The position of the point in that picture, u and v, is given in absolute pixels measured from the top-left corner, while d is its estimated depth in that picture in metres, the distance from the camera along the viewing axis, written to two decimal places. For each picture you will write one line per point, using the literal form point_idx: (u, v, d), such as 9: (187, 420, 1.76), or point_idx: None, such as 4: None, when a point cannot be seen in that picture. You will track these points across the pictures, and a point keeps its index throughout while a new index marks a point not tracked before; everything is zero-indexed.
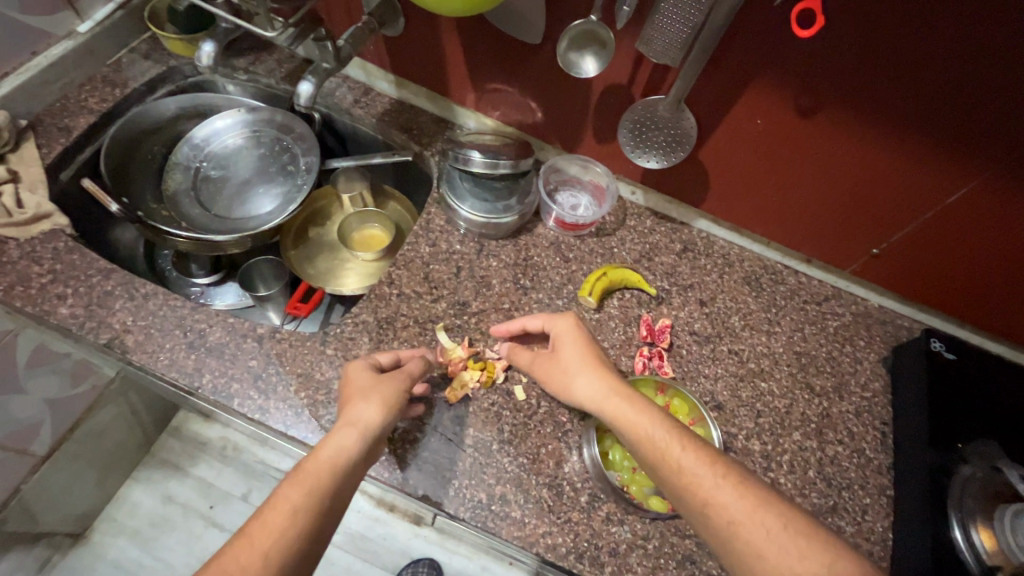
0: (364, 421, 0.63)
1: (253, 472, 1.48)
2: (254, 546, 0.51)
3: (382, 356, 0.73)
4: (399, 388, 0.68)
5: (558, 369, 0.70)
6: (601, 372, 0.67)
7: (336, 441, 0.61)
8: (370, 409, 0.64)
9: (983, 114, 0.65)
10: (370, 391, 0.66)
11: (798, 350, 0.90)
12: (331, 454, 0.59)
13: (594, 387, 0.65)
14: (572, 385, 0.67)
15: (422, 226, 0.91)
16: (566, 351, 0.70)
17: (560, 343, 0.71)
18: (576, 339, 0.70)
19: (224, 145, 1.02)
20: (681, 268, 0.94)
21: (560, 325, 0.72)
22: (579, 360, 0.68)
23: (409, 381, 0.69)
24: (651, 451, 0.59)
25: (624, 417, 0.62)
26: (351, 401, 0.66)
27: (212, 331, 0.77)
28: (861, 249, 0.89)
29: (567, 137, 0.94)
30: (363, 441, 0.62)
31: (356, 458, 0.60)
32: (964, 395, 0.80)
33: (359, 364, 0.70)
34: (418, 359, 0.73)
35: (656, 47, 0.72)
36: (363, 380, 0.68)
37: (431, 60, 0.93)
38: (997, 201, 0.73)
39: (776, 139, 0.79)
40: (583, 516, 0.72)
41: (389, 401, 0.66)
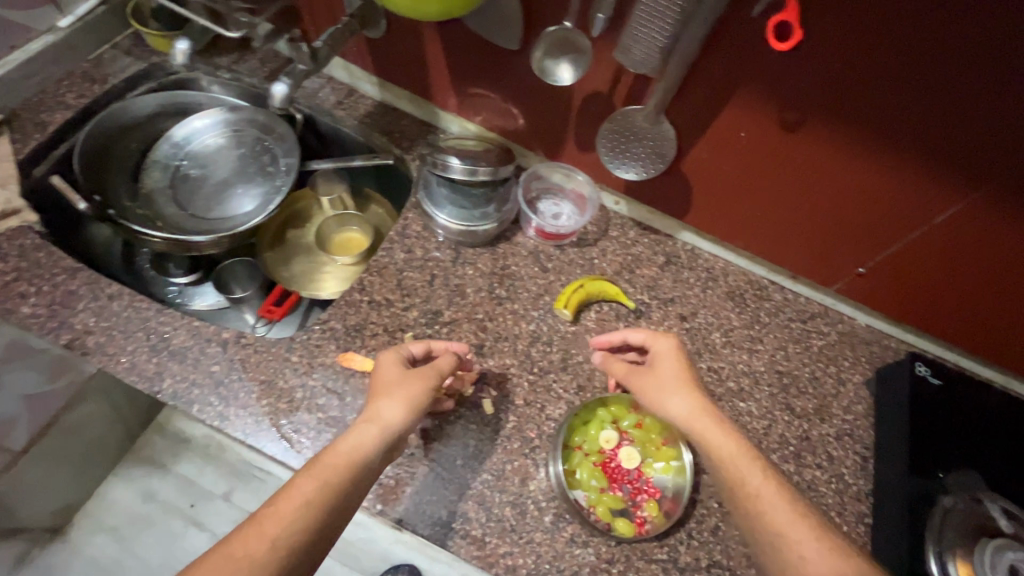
0: (388, 422, 0.62)
1: (236, 471, 1.47)
2: (263, 535, 0.51)
3: (413, 347, 0.72)
4: (427, 387, 0.66)
5: (655, 385, 0.67)
6: (699, 395, 0.65)
7: (355, 436, 0.60)
8: (393, 407, 0.63)
9: (973, 132, 0.62)
10: (394, 387, 0.65)
11: (780, 369, 0.88)
12: (347, 450, 0.59)
13: (689, 408, 0.64)
14: (669, 401, 0.65)
15: (398, 231, 0.90)
16: (667, 368, 0.68)
17: (661, 360, 0.69)
18: (676, 359, 0.68)
19: (205, 145, 1.01)
20: (662, 281, 0.92)
21: (661, 344, 0.71)
22: (678, 377, 0.66)
23: (437, 380, 0.67)
24: (732, 474, 0.58)
25: (710, 437, 0.61)
26: (377, 396, 0.65)
27: (176, 334, 0.75)
28: (846, 267, 0.86)
29: (549, 144, 0.92)
30: (382, 440, 0.61)
31: (373, 458, 0.60)
32: (947, 423, 0.78)
33: (392, 354, 0.70)
34: (450, 356, 0.71)
35: (634, 56, 0.70)
36: (392, 373, 0.67)
37: (413, 63, 0.92)
38: (991, 223, 0.70)
39: (760, 152, 0.76)
40: (547, 537, 0.70)
41: (414, 400, 0.64)
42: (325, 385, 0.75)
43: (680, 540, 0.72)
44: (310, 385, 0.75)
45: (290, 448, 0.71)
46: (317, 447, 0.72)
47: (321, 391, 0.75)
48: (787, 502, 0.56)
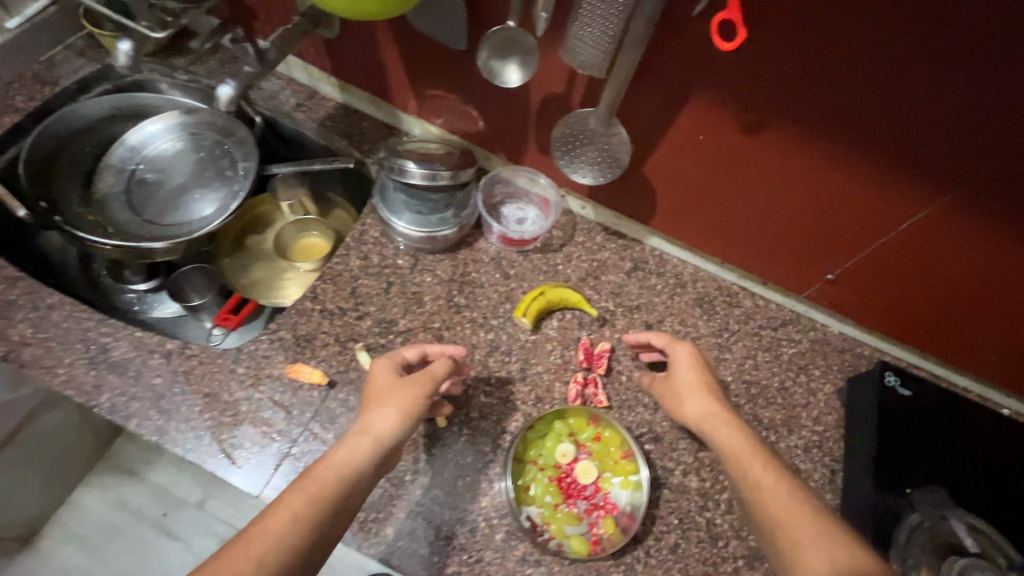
0: (384, 433, 0.59)
1: (209, 480, 1.43)
2: (248, 553, 0.48)
3: (408, 352, 0.70)
4: (421, 395, 0.63)
5: (672, 389, 0.71)
6: (711, 399, 0.67)
7: (347, 448, 0.57)
8: (387, 417, 0.60)
9: (937, 135, 0.59)
10: (386, 397, 0.62)
11: (748, 379, 0.85)
12: (338, 464, 0.56)
13: (707, 413, 0.66)
14: (684, 401, 0.69)
15: (355, 237, 0.87)
16: (682, 374, 0.71)
17: (676, 366, 0.72)
18: (695, 365, 0.71)
19: (162, 149, 0.98)
20: (628, 287, 0.89)
21: (679, 350, 0.73)
22: (693, 382, 0.69)
23: (432, 388, 0.64)
24: (751, 481, 0.58)
25: (732, 444, 0.62)
26: (371, 405, 0.62)
27: (116, 346, 0.72)
28: (816, 274, 0.84)
29: (511, 147, 0.89)
30: (376, 452, 0.58)
31: (364, 473, 0.57)
32: (916, 435, 0.75)
33: (385, 362, 0.67)
34: (445, 361, 0.67)
35: (581, 57, 0.66)
36: (385, 382, 0.64)
37: (370, 65, 0.89)
38: (960, 230, 0.67)
39: (722, 157, 0.73)
40: (497, 556, 0.68)
41: (408, 409, 0.61)
42: (271, 398, 0.73)
43: (637, 558, 0.70)
44: (255, 399, 0.72)
45: (231, 464, 0.69)
46: (261, 463, 0.69)
47: (267, 404, 0.72)
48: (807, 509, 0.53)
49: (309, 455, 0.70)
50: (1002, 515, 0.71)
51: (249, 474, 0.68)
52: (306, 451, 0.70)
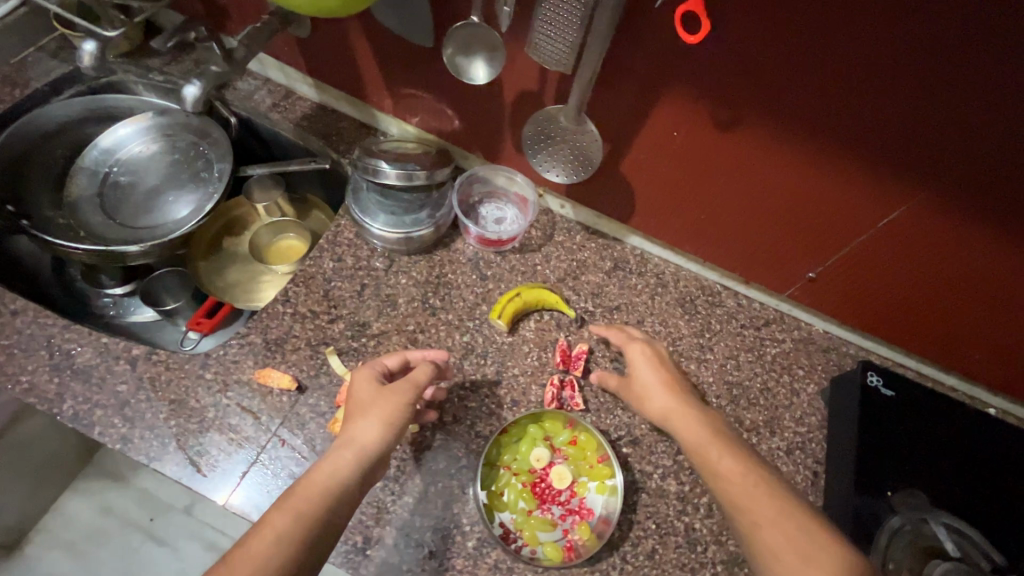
0: (369, 446, 0.57)
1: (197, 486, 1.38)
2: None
3: (389, 360, 0.68)
4: (404, 403, 0.61)
5: (637, 388, 0.69)
6: (673, 393, 0.66)
7: (330, 463, 0.55)
8: (370, 429, 0.58)
9: (913, 130, 0.57)
10: (367, 407, 0.60)
11: (730, 380, 0.83)
12: (324, 481, 0.54)
13: (669, 408, 0.64)
14: (648, 398, 0.67)
15: (329, 239, 0.85)
16: (644, 373, 0.69)
17: (636, 365, 0.70)
18: (651, 361, 0.70)
19: (137, 151, 0.97)
20: (608, 288, 0.88)
21: (633, 348, 0.72)
22: (655, 380, 0.68)
23: (415, 396, 0.62)
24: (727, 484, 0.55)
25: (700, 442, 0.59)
26: (352, 415, 0.60)
27: (81, 352, 0.71)
28: (797, 273, 0.82)
29: (488, 146, 0.88)
30: (361, 465, 0.56)
31: (352, 487, 0.55)
32: (897, 437, 0.74)
33: (366, 371, 0.65)
34: (425, 367, 0.65)
35: (545, 54, 0.65)
36: (366, 392, 0.62)
37: (344, 64, 0.87)
38: (939, 226, 0.65)
39: (696, 155, 0.72)
40: (469, 563, 0.67)
41: (392, 419, 0.59)
42: (239, 404, 0.71)
43: (612, 565, 0.69)
44: (223, 405, 0.71)
45: (197, 472, 0.67)
46: (227, 471, 0.68)
47: (235, 410, 0.71)
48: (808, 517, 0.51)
49: (277, 461, 0.69)
50: (987, 520, 0.69)
51: (214, 481, 0.67)
52: (274, 458, 0.69)
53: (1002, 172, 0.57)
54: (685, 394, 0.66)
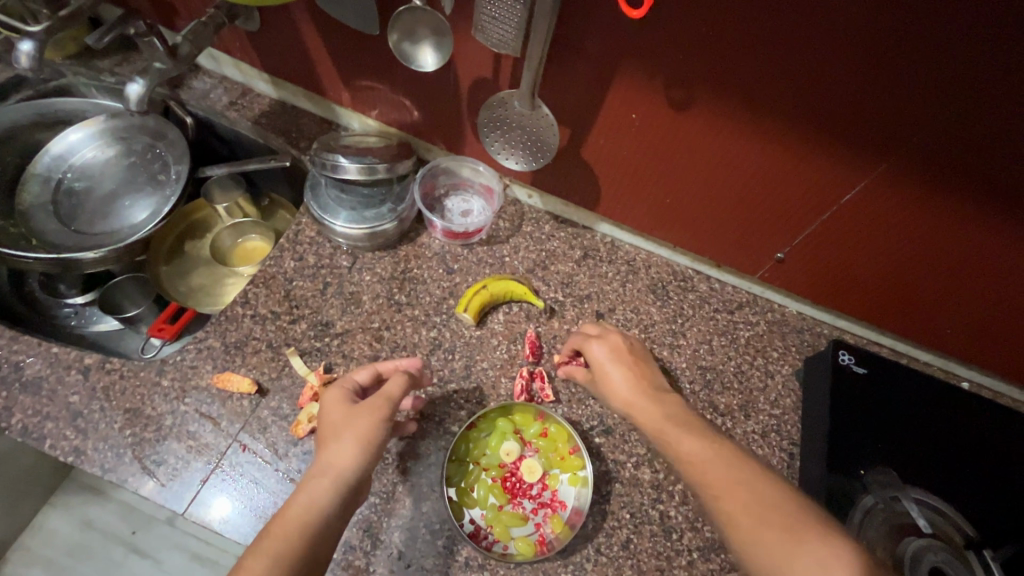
0: (346, 470, 0.54)
1: None
2: None
3: (359, 375, 0.64)
4: (379, 420, 0.58)
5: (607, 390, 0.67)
6: (644, 395, 0.64)
7: (306, 494, 0.53)
8: (344, 452, 0.55)
9: (866, 101, 0.56)
10: (341, 428, 0.57)
11: (703, 365, 0.82)
12: (302, 510, 0.52)
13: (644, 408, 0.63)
14: (619, 397, 0.66)
15: (289, 238, 0.83)
16: (612, 373, 0.67)
17: (605, 365, 0.68)
18: (615, 360, 0.68)
19: (91, 156, 0.94)
20: (578, 276, 0.86)
21: (594, 348, 0.70)
22: (626, 381, 0.66)
23: (389, 409, 0.59)
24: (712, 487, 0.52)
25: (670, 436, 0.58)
26: (326, 440, 0.57)
27: (31, 363, 0.70)
28: (766, 253, 0.81)
29: (449, 137, 0.86)
30: (338, 491, 0.54)
31: (331, 518, 0.53)
32: (870, 415, 0.73)
33: (336, 391, 0.61)
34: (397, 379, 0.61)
35: (491, 36, 0.63)
36: (337, 414, 0.59)
37: (297, 57, 0.85)
38: (903, 200, 0.64)
39: (656, 137, 0.71)
40: (439, 562, 0.65)
41: (365, 437, 0.56)
42: (198, 411, 0.69)
43: (586, 557, 0.67)
44: (181, 412, 0.69)
45: (155, 482, 0.65)
46: (186, 480, 0.66)
47: (193, 417, 0.69)
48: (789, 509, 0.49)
49: (238, 467, 0.67)
50: (960, 495, 0.69)
51: (173, 490, 0.65)
52: (235, 464, 0.67)
53: (961, 143, 0.56)
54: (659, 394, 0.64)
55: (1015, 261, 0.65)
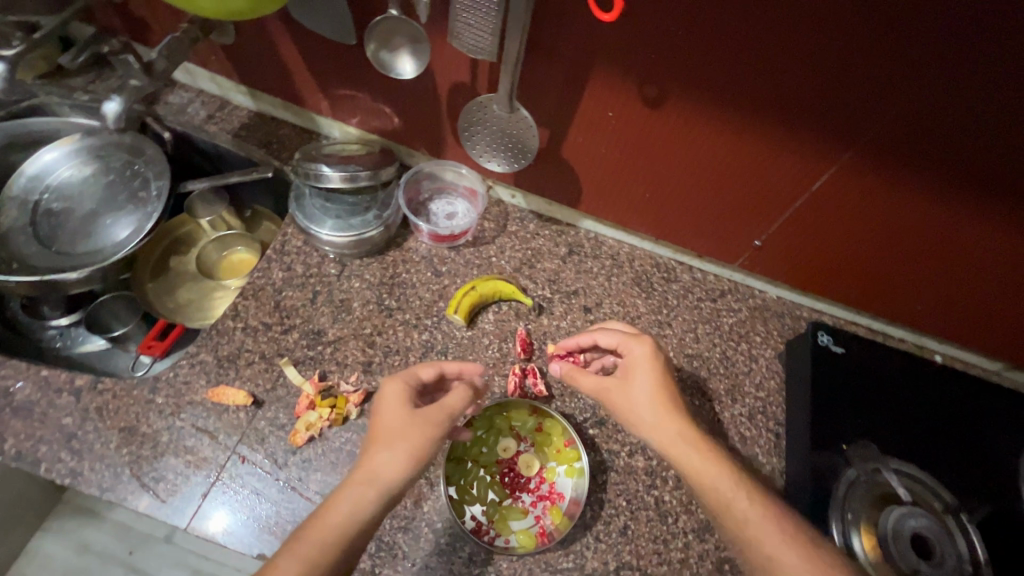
0: (391, 482, 0.54)
1: None
2: None
3: (423, 372, 0.65)
4: (434, 435, 0.57)
5: (627, 404, 0.61)
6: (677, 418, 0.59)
7: (348, 500, 0.53)
8: (394, 464, 0.55)
9: (831, 91, 0.58)
10: (393, 434, 0.56)
11: (690, 352, 0.84)
12: (343, 521, 0.52)
13: (665, 428, 0.59)
14: (641, 414, 0.60)
15: (276, 249, 0.84)
16: (643, 381, 0.62)
17: (635, 370, 0.63)
18: (651, 369, 0.62)
19: (68, 176, 0.93)
20: (564, 273, 0.88)
21: (635, 348, 0.65)
22: (659, 394, 0.61)
23: (445, 426, 0.59)
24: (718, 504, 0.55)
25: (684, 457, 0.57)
26: (376, 443, 0.57)
27: (20, 388, 0.69)
28: (744, 242, 0.84)
29: (430, 142, 0.87)
30: (381, 501, 0.54)
31: (367, 529, 0.53)
32: (850, 392, 0.76)
33: (399, 385, 0.61)
34: (460, 394, 0.61)
35: (467, 42, 0.64)
36: (395, 418, 0.58)
37: (273, 69, 0.85)
38: (872, 184, 0.67)
39: (634, 133, 0.72)
40: (443, 560, 0.67)
41: (417, 454, 0.56)
42: (194, 425, 0.69)
43: (586, 545, 0.69)
44: (177, 428, 0.69)
45: (155, 498, 0.65)
46: (186, 495, 0.66)
47: (189, 432, 0.69)
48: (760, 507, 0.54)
49: (238, 479, 0.67)
50: (938, 463, 0.72)
51: (173, 506, 0.65)
52: (235, 475, 0.67)
53: (923, 128, 0.58)
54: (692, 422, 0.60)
55: (979, 238, 0.68)
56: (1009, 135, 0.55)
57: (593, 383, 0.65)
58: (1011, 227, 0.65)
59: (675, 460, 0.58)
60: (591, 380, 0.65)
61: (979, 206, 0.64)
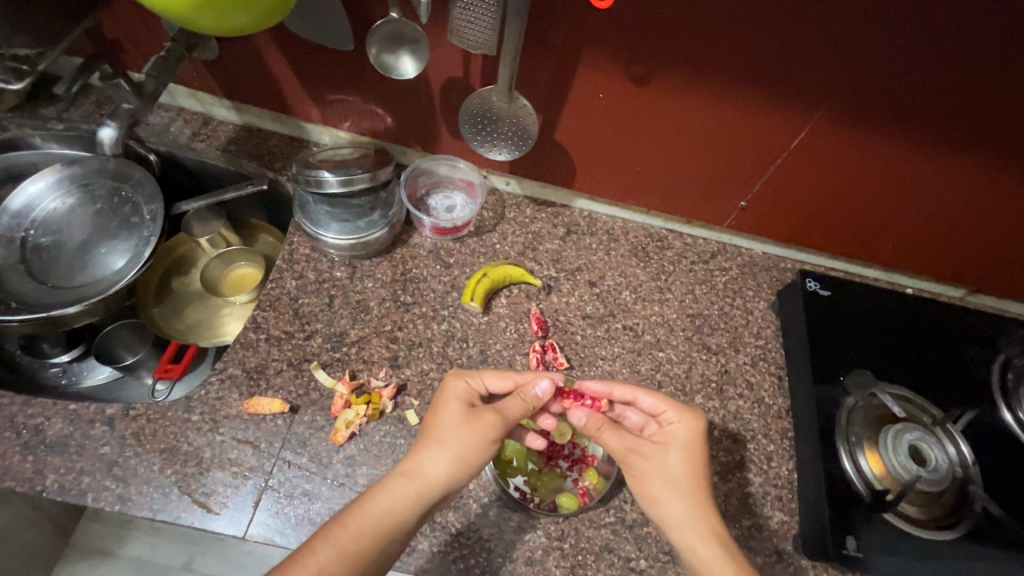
0: (442, 483, 0.62)
1: (191, 538, 1.16)
2: None
3: (490, 381, 0.69)
4: (485, 441, 0.64)
5: (652, 477, 0.66)
6: (698, 505, 0.65)
7: (390, 497, 0.60)
8: (438, 467, 0.62)
9: (802, 59, 0.64)
10: (449, 439, 0.63)
11: (691, 313, 0.89)
12: (382, 519, 0.59)
13: (683, 515, 0.64)
14: (663, 494, 0.65)
15: (285, 258, 0.85)
16: (674, 459, 0.67)
17: (669, 445, 0.68)
18: (687, 449, 0.67)
19: (52, 209, 0.90)
20: (566, 251, 0.92)
21: (679, 428, 0.68)
22: (682, 469, 0.66)
23: (500, 429, 0.65)
24: (689, 543, 0.63)
25: (688, 533, 0.64)
26: (426, 445, 0.64)
27: (51, 424, 0.69)
28: (729, 204, 0.90)
29: (424, 139, 0.89)
30: (420, 502, 0.61)
31: (400, 533, 0.59)
32: (839, 331, 0.84)
33: (463, 386, 0.68)
34: (520, 402, 0.68)
35: (468, 39, 0.66)
36: (453, 415, 0.65)
37: (260, 82, 0.86)
38: (843, 139, 0.74)
39: (622, 112, 0.77)
40: (495, 531, 0.70)
41: (467, 462, 0.63)
42: (235, 438, 0.71)
43: (624, 500, 0.74)
44: (217, 442, 0.70)
45: (208, 512, 0.66)
46: (239, 504, 0.67)
47: (231, 444, 0.70)
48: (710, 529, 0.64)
49: (287, 483, 0.69)
50: (921, 384, 0.81)
51: (228, 516, 0.67)
52: (284, 480, 0.69)
53: (884, 83, 0.65)
54: (704, 478, 0.67)
55: (935, 179, 0.76)
56: (956, 83, 0.63)
57: (621, 444, 0.68)
58: (964, 165, 0.73)
59: (679, 534, 0.64)
60: (617, 439, 0.69)
61: (936, 149, 0.72)
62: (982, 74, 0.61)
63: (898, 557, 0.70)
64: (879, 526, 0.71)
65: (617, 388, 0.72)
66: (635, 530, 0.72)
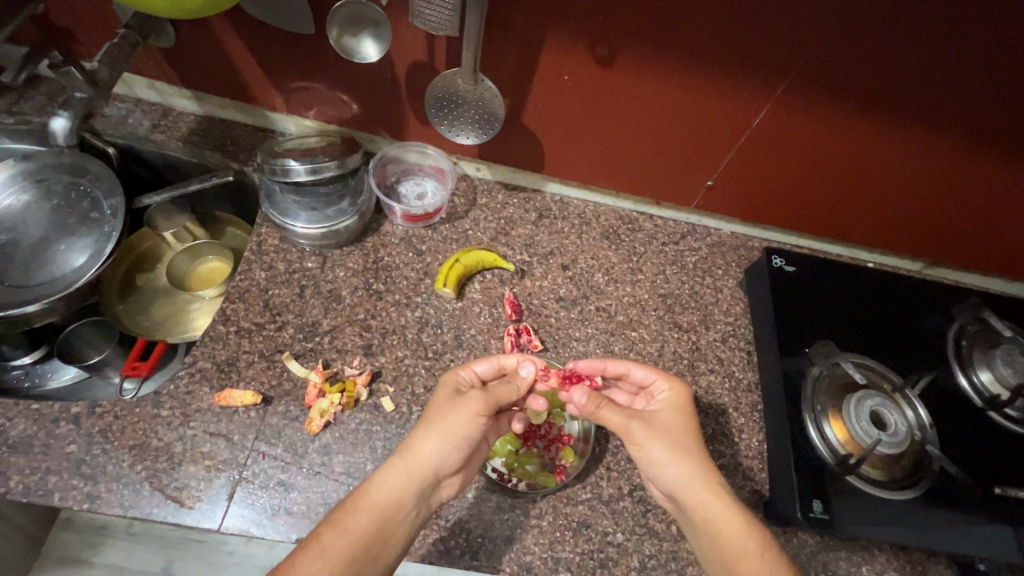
0: (441, 462, 0.62)
1: (170, 542, 1.13)
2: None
3: (479, 367, 0.71)
4: (469, 416, 0.64)
5: (647, 445, 0.66)
6: (698, 466, 0.65)
7: (387, 478, 0.60)
8: (432, 445, 0.62)
9: (759, 36, 0.66)
10: (440, 422, 0.64)
11: (663, 292, 0.91)
12: (385, 501, 0.59)
13: (685, 477, 0.65)
14: (662, 459, 0.66)
15: (254, 249, 0.84)
16: (665, 420, 0.69)
17: (661, 411, 0.70)
18: (676, 411, 0.69)
19: (4, 205, 0.86)
20: (539, 236, 0.93)
21: (669, 394, 0.71)
22: (676, 432, 0.67)
23: (491, 407, 0.66)
24: (693, 500, 0.64)
25: (696, 494, 0.64)
26: (420, 428, 0.64)
27: (14, 425, 0.67)
28: (696, 185, 0.91)
29: (391, 126, 0.89)
30: (414, 481, 0.61)
31: (398, 514, 0.59)
32: (804, 306, 0.86)
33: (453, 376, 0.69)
34: (508, 387, 0.69)
35: (429, 21, 0.66)
36: (444, 397, 0.67)
37: (220, 71, 0.84)
38: (805, 115, 0.75)
39: (589, 92, 0.77)
40: (474, 513, 0.71)
41: (459, 438, 0.63)
42: (207, 431, 0.70)
43: (600, 476, 0.76)
44: (189, 436, 0.69)
45: (182, 506, 0.65)
46: (213, 498, 0.66)
47: (203, 438, 0.69)
48: (709, 488, 0.64)
49: (262, 474, 0.68)
50: (879, 353, 0.84)
51: (203, 509, 0.65)
52: (259, 471, 0.69)
53: (844, 58, 0.67)
54: (694, 442, 0.67)
55: (890, 154, 0.79)
56: (911, 57, 0.65)
57: (619, 418, 0.68)
58: (919, 140, 0.76)
59: (687, 497, 0.64)
60: (616, 415, 0.68)
61: (893, 124, 0.74)
62: (930, 48, 0.64)
63: (865, 518, 0.72)
64: (844, 489, 0.73)
65: (608, 364, 0.75)
66: (611, 504, 0.74)
